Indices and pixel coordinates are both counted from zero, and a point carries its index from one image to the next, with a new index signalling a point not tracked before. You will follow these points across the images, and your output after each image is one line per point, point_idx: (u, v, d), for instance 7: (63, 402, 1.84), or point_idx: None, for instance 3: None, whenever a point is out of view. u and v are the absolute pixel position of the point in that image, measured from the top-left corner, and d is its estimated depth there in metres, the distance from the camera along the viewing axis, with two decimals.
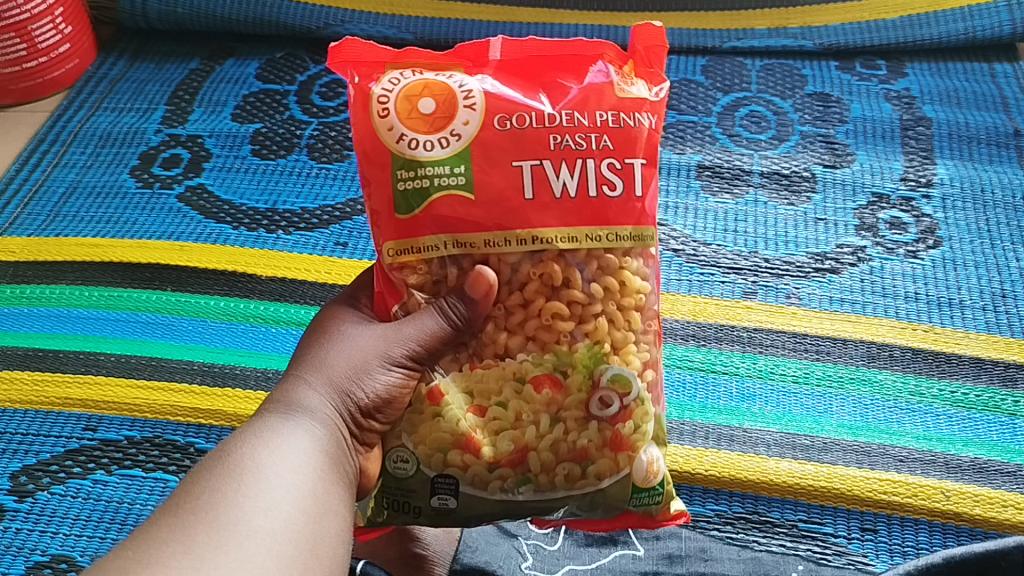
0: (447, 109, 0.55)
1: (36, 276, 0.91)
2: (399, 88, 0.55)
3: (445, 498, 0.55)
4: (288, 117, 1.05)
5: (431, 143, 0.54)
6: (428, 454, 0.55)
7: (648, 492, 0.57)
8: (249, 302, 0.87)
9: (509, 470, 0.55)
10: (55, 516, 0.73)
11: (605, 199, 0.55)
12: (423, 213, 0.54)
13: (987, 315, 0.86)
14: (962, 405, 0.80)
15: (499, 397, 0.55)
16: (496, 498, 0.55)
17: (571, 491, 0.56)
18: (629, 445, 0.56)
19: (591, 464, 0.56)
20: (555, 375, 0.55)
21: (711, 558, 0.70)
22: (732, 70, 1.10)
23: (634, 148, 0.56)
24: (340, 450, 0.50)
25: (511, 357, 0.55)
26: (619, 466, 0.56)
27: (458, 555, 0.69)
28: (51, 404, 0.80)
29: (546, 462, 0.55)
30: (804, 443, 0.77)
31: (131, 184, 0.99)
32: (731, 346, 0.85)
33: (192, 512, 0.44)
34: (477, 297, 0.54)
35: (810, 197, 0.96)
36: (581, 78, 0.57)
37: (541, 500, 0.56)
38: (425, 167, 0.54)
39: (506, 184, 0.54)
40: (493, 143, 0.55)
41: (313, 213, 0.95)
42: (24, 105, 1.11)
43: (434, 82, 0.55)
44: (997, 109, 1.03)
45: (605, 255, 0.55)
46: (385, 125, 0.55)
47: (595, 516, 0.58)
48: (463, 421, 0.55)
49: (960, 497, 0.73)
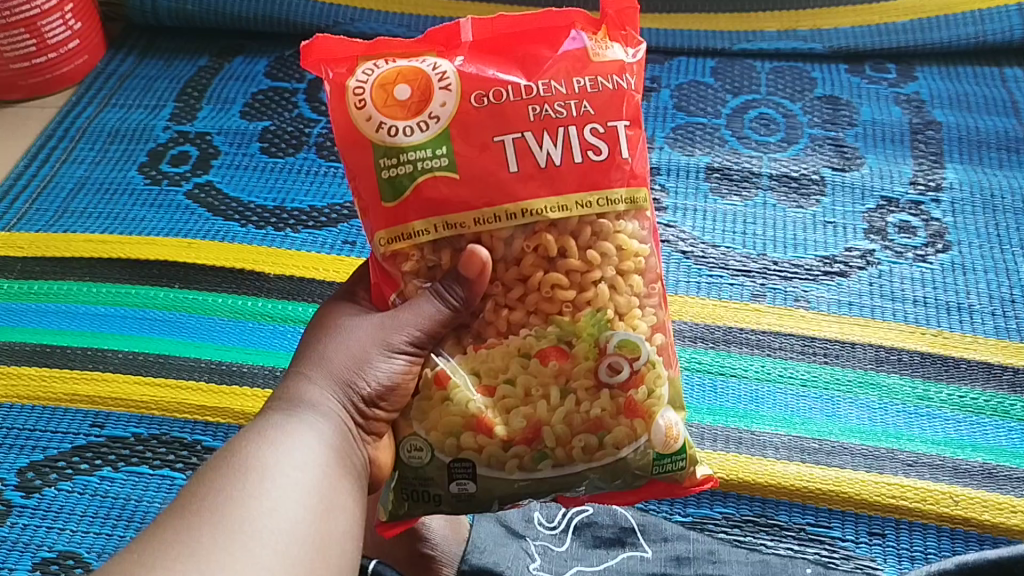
0: (424, 93, 0.53)
1: (45, 271, 0.91)
2: (374, 79, 0.54)
3: (464, 483, 0.55)
4: (297, 115, 1.05)
5: (410, 128, 0.53)
6: (441, 440, 0.54)
7: (670, 456, 0.56)
8: (257, 300, 0.87)
9: (524, 448, 0.54)
10: (62, 513, 0.73)
11: (590, 164, 0.54)
12: (410, 198, 0.53)
13: (996, 320, 0.86)
14: (972, 409, 0.80)
15: (506, 374, 0.54)
16: (515, 477, 0.55)
17: (590, 463, 0.55)
18: (644, 411, 0.55)
19: (607, 434, 0.55)
20: (561, 347, 0.54)
21: (719, 560, 0.69)
22: (742, 72, 1.10)
23: (615, 109, 0.54)
24: (347, 441, 0.50)
25: (514, 333, 0.54)
26: (636, 433, 0.55)
27: (466, 556, 0.69)
28: (59, 400, 0.80)
29: (561, 436, 0.55)
30: (813, 446, 0.77)
31: (140, 180, 0.99)
32: (740, 348, 0.84)
33: (198, 513, 0.44)
34: (472, 278, 0.53)
35: (819, 200, 0.96)
36: (557, 46, 0.55)
37: (561, 475, 0.55)
38: (407, 152, 0.53)
39: (490, 160, 0.53)
40: (473, 122, 0.53)
41: (322, 211, 0.95)
42: (34, 101, 1.11)
43: (408, 67, 0.54)
44: (1008, 113, 1.03)
45: (598, 220, 0.54)
46: (363, 116, 0.54)
47: (617, 487, 0.57)
48: (472, 403, 0.54)
49: (969, 502, 0.73)
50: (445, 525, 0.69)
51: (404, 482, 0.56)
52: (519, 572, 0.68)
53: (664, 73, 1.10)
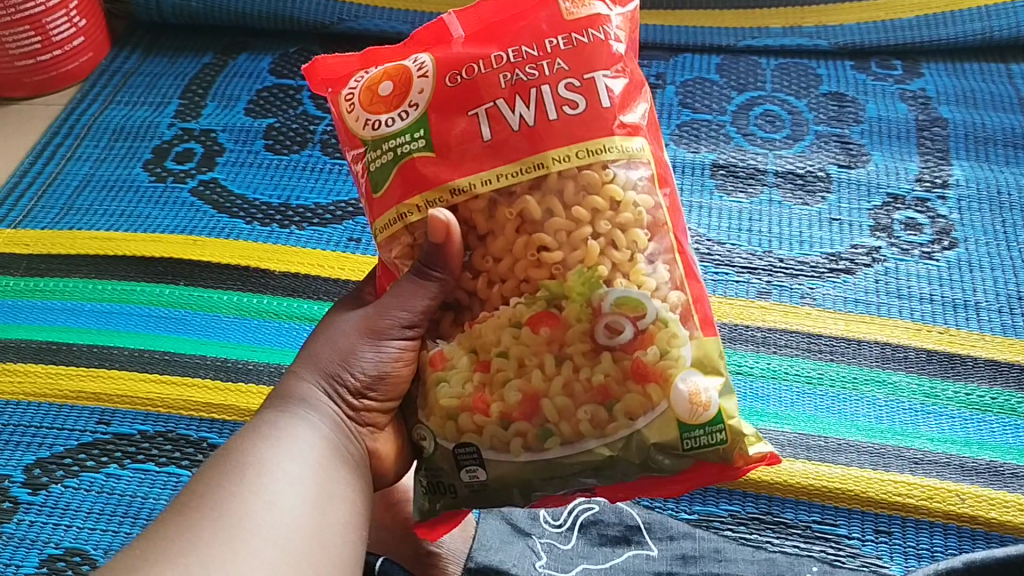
0: (404, 83, 0.55)
1: (50, 269, 0.91)
2: (363, 83, 0.56)
3: (474, 470, 0.54)
4: (301, 112, 1.05)
5: (391, 119, 0.55)
6: (441, 425, 0.54)
7: (700, 427, 0.52)
8: (262, 297, 0.87)
9: (526, 423, 0.53)
10: (68, 510, 0.73)
11: (568, 118, 0.52)
12: (393, 184, 0.54)
13: (1003, 317, 0.85)
14: (978, 407, 0.80)
15: (499, 347, 0.53)
16: (523, 458, 0.53)
17: (604, 438, 0.52)
18: (657, 374, 0.52)
19: (616, 403, 0.52)
20: (552, 311, 0.52)
21: (724, 558, 0.69)
22: (747, 68, 1.09)
23: (592, 62, 0.53)
24: (338, 433, 0.52)
25: (506, 305, 0.53)
26: (651, 399, 0.52)
27: (472, 554, 0.69)
28: (65, 397, 0.80)
29: (563, 408, 0.52)
30: (819, 444, 0.77)
31: (145, 178, 0.99)
32: (746, 346, 0.84)
33: (199, 510, 0.46)
34: (440, 243, 0.52)
35: (824, 197, 0.96)
36: (532, 15, 0.55)
37: (572, 453, 0.53)
38: (388, 142, 0.55)
39: (465, 133, 0.53)
40: (449, 99, 0.54)
41: (327, 209, 0.95)
42: (38, 98, 1.11)
43: (393, 65, 0.56)
44: (1014, 109, 1.03)
45: (583, 173, 0.52)
46: (353, 118, 0.56)
47: (651, 470, 0.53)
48: (464, 384, 0.53)
49: (975, 500, 0.73)
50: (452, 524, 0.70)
51: (424, 473, 0.56)
52: (526, 570, 0.68)
53: (669, 70, 1.10)
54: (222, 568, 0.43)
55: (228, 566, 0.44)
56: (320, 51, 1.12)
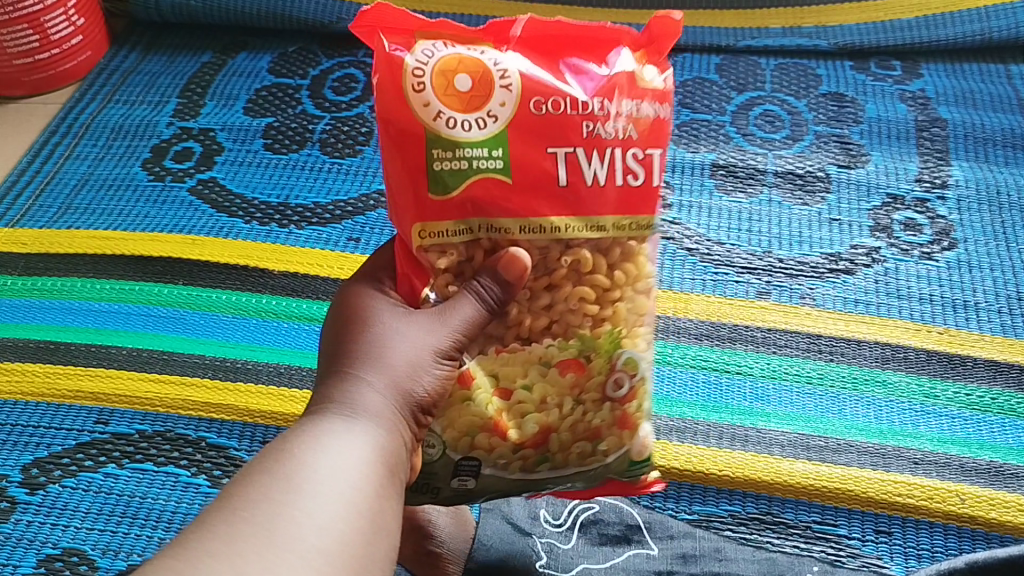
0: (482, 88, 0.52)
1: (48, 268, 0.90)
2: (434, 62, 0.51)
3: (466, 479, 0.57)
4: (300, 112, 1.05)
5: (467, 124, 0.51)
6: (456, 438, 0.56)
7: (644, 464, 0.61)
8: (261, 296, 0.87)
9: (532, 450, 0.57)
10: (67, 510, 0.73)
11: (632, 190, 0.54)
12: (457, 196, 0.52)
13: (1002, 318, 0.85)
14: (979, 408, 0.79)
15: (524, 380, 0.56)
16: (514, 477, 0.58)
17: (581, 467, 0.59)
18: (634, 422, 0.59)
19: (601, 442, 0.58)
20: (579, 360, 0.56)
21: (725, 558, 0.69)
22: (747, 68, 1.09)
23: (658, 136, 0.54)
24: (396, 454, 0.49)
25: (535, 342, 0.55)
26: (625, 443, 0.59)
27: (472, 554, 0.69)
28: (62, 397, 0.80)
29: (564, 442, 0.57)
30: (819, 444, 0.77)
31: (143, 177, 0.99)
32: (745, 346, 0.84)
33: (248, 523, 0.42)
34: (511, 281, 0.53)
35: (824, 197, 0.96)
36: (608, 64, 0.54)
37: (553, 476, 0.58)
38: (463, 149, 0.51)
39: (542, 172, 0.53)
40: (526, 131, 0.52)
41: (326, 208, 0.95)
42: (37, 96, 1.11)
43: (469, 57, 0.52)
44: (1013, 110, 1.03)
45: (629, 242, 0.55)
46: (420, 101, 0.51)
47: (592, 487, 0.61)
48: (491, 406, 0.55)
49: (975, 500, 0.73)
50: (451, 522, 0.69)
51: None
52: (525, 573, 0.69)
53: None
54: None
55: None
56: (319, 50, 1.12)
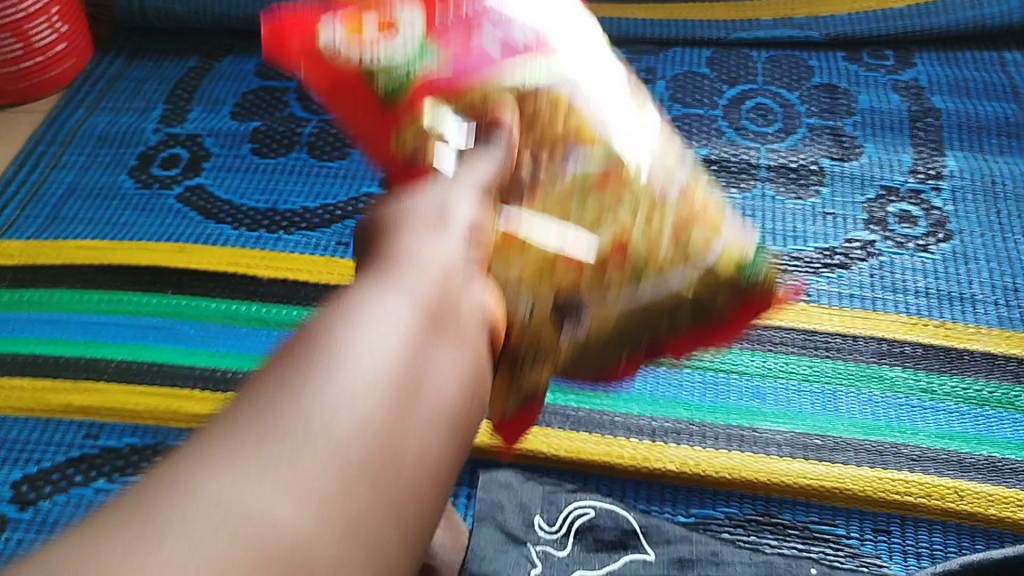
0: (389, 24, 0.58)
1: (36, 280, 0.89)
2: (342, 31, 0.59)
3: (565, 325, 0.48)
4: (287, 115, 1.04)
5: (387, 49, 0.57)
6: (533, 277, 0.47)
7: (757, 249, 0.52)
8: (251, 304, 0.86)
9: (619, 261, 0.49)
10: (58, 527, 0.72)
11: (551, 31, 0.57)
12: (403, 100, 0.55)
13: (999, 310, 0.85)
14: (977, 402, 0.79)
15: (568, 203, 0.50)
16: (620, 302, 0.49)
17: (690, 267, 0.49)
18: (710, 219, 0.52)
19: (693, 235, 0.50)
20: (612, 169, 0.51)
21: (722, 562, 0.68)
22: (738, 61, 1.08)
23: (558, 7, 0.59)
24: (443, 313, 0.40)
25: (565, 167, 0.51)
26: (716, 231, 0.51)
27: (467, 564, 0.67)
28: (52, 412, 0.79)
29: (648, 247, 0.49)
30: (816, 443, 0.76)
31: (130, 186, 0.98)
32: (741, 344, 0.83)
33: (250, 420, 0.33)
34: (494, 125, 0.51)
35: (818, 191, 0.95)
36: None
37: (661, 293, 0.49)
38: (393, 65, 0.56)
39: (465, 50, 0.55)
40: (454, 29, 0.57)
41: (315, 212, 0.94)
42: (23, 105, 1.10)
43: (370, 13, 0.59)
44: (1007, 98, 1.02)
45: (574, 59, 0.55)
46: (342, 56, 0.58)
47: (729, 305, 0.50)
48: (548, 234, 0.48)
49: (974, 497, 0.72)
50: (446, 535, 0.67)
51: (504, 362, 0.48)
52: None
53: (659, 65, 1.08)
54: (256, 504, 0.30)
55: (267, 502, 0.31)
56: None
